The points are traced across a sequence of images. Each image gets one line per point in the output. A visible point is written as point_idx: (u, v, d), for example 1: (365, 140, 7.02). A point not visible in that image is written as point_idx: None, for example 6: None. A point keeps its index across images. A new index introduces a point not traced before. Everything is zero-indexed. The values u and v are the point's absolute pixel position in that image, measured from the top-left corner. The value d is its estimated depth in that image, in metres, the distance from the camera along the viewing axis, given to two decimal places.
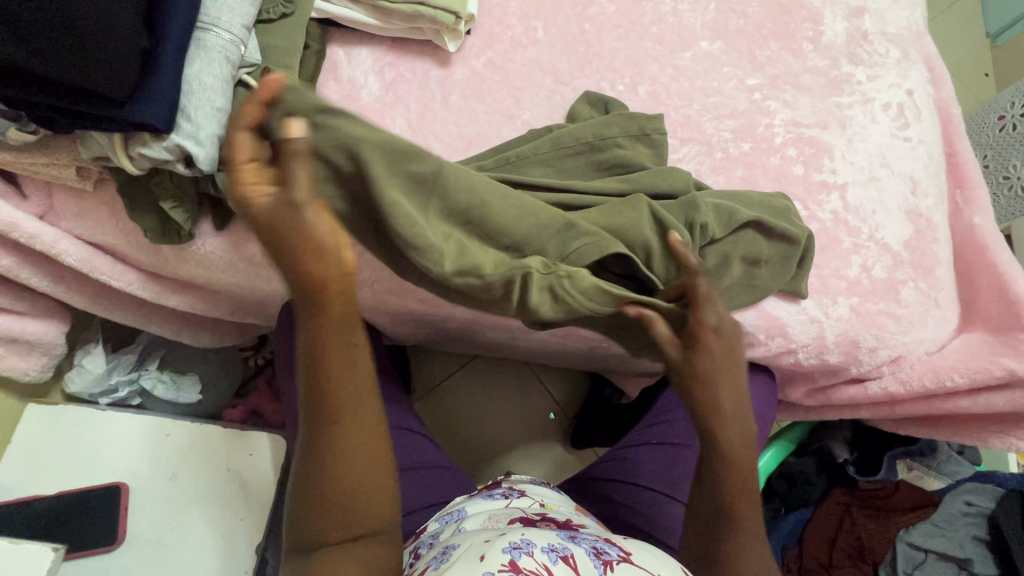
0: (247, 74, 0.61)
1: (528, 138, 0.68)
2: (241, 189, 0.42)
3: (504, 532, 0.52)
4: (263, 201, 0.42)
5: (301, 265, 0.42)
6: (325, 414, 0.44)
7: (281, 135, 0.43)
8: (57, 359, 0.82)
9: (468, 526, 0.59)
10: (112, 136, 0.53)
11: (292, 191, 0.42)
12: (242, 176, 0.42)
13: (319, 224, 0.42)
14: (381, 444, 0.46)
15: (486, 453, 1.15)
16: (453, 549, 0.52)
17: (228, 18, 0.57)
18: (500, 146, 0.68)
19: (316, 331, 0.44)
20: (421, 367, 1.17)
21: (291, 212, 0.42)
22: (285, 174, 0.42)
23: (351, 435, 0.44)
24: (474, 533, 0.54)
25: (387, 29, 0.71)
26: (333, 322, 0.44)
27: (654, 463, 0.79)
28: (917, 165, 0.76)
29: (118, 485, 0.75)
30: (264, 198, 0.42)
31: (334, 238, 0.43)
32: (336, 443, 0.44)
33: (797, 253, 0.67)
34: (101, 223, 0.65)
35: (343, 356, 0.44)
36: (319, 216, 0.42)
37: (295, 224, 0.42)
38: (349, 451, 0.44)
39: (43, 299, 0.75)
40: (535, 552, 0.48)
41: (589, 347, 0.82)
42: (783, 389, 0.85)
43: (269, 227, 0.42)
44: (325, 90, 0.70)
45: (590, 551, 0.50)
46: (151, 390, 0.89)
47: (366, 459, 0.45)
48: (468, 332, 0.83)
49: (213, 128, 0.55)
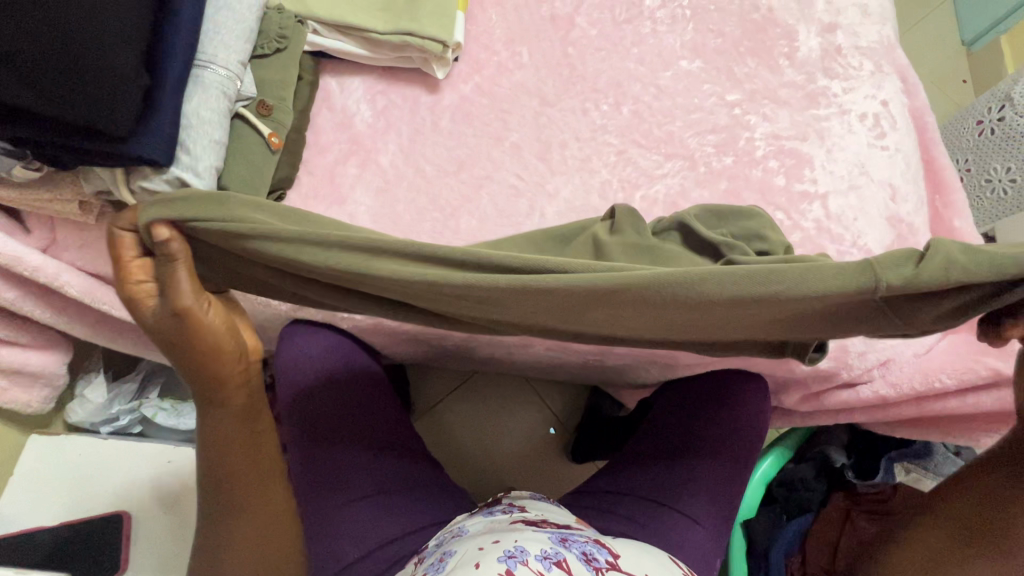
0: (243, 107, 0.63)
1: (301, 271, 0.46)
2: (130, 293, 0.51)
3: (498, 538, 0.54)
4: (204, 316, 0.52)
5: (200, 349, 0.54)
6: (234, 433, 0.61)
7: (149, 247, 0.47)
8: (59, 390, 0.83)
9: (468, 534, 0.60)
10: (113, 170, 0.56)
11: (193, 301, 0.51)
12: (126, 279, 0.50)
13: (213, 333, 0.53)
14: (280, 486, 0.66)
15: (484, 472, 1.16)
16: (448, 556, 0.54)
17: (225, 55, 0.59)
18: (608, 281, 0.41)
19: (214, 400, 0.59)
20: (419, 388, 1.19)
21: (203, 326, 0.52)
22: (166, 284, 0.49)
23: (258, 479, 0.64)
24: (470, 540, 0.56)
25: (376, 57, 0.74)
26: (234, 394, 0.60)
27: (651, 476, 0.79)
28: (896, 173, 0.78)
29: (122, 513, 0.75)
30: (218, 319, 0.53)
31: (224, 325, 0.54)
32: (244, 486, 0.63)
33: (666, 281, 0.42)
34: (102, 255, 0.66)
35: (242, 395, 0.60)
36: (207, 314, 0.52)
37: (190, 328, 0.52)
38: (251, 490, 0.63)
39: (46, 330, 0.77)
40: (530, 560, 0.49)
41: (584, 360, 0.83)
42: (777, 395, 0.86)
43: (166, 334, 0.53)
44: (318, 118, 0.72)
45: (580, 557, 0.52)
46: (153, 418, 0.89)
47: (272, 494, 0.65)
48: (465, 350, 0.84)
49: (212, 161, 0.58)
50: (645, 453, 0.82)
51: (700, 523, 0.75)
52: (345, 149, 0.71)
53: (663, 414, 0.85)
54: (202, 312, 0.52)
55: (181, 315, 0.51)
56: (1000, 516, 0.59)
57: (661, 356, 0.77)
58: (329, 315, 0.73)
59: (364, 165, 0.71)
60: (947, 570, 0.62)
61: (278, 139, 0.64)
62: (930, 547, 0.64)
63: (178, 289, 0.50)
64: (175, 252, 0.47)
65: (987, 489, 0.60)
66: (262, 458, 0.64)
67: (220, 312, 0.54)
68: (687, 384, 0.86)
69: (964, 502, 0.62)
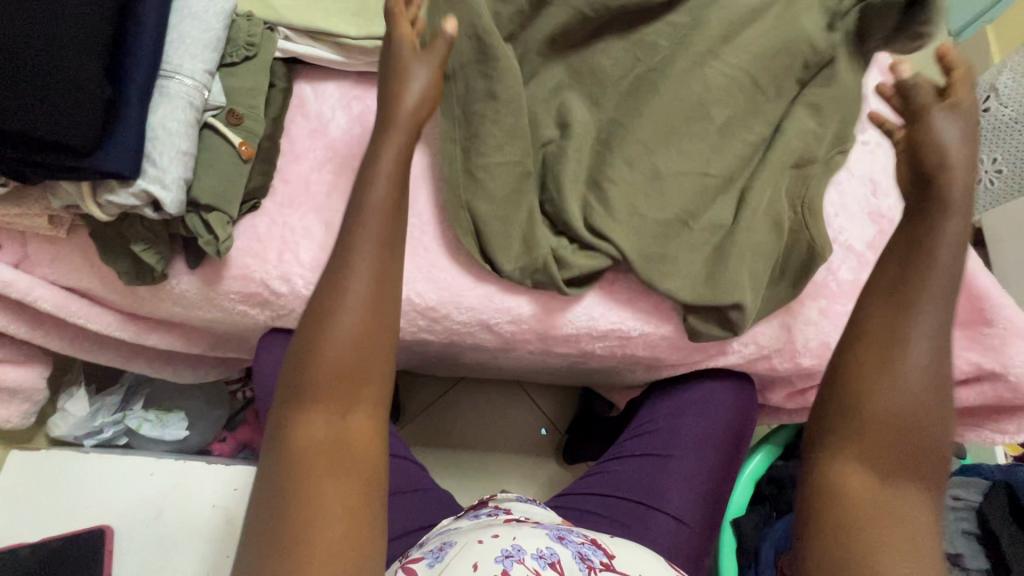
0: (212, 117, 0.62)
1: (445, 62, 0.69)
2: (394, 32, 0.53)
3: (495, 531, 0.53)
4: (420, 77, 0.53)
5: (391, 100, 0.52)
6: (359, 262, 0.47)
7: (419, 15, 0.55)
8: (39, 404, 0.82)
9: (462, 526, 0.60)
10: (79, 184, 0.55)
11: (434, 67, 0.54)
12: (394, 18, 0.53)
13: (418, 99, 0.52)
14: (369, 345, 0.46)
15: (474, 474, 1.16)
16: (448, 545, 0.54)
17: (190, 64, 0.58)
18: (606, 85, 0.74)
19: (346, 239, 0.47)
20: (409, 392, 1.19)
21: (410, 85, 0.52)
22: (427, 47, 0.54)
23: (349, 324, 0.46)
24: (470, 530, 0.56)
25: (351, 63, 0.73)
26: (372, 198, 0.48)
27: (639, 476, 0.78)
28: (877, 168, 0.78)
29: (101, 528, 0.75)
30: (427, 87, 0.53)
31: (428, 98, 0.53)
32: (331, 335, 0.45)
33: (625, 97, 0.74)
34: (75, 269, 0.66)
35: (375, 275, 0.47)
36: (422, 78, 0.53)
37: (401, 69, 0.53)
38: (335, 339, 0.45)
39: (23, 344, 0.76)
40: (526, 560, 0.49)
41: (568, 363, 0.82)
42: (764, 392, 0.86)
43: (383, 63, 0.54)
44: (293, 126, 0.72)
45: (576, 555, 0.51)
46: (138, 429, 0.89)
47: (360, 358, 0.46)
48: (449, 354, 0.83)
49: (179, 171, 0.56)
50: (634, 453, 0.80)
51: (687, 523, 0.74)
52: (320, 157, 0.70)
53: (653, 414, 0.83)
54: (423, 72, 0.53)
55: (399, 58, 0.53)
56: (897, 296, 0.47)
57: (644, 357, 0.76)
58: None
59: (340, 172, 0.70)
60: (884, 403, 0.45)
61: (248, 147, 0.63)
62: (868, 360, 0.46)
63: (433, 51, 0.54)
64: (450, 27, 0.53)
65: (897, 266, 0.48)
66: (377, 314, 0.47)
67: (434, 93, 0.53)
68: (678, 384, 0.84)
69: (862, 337, 0.47)
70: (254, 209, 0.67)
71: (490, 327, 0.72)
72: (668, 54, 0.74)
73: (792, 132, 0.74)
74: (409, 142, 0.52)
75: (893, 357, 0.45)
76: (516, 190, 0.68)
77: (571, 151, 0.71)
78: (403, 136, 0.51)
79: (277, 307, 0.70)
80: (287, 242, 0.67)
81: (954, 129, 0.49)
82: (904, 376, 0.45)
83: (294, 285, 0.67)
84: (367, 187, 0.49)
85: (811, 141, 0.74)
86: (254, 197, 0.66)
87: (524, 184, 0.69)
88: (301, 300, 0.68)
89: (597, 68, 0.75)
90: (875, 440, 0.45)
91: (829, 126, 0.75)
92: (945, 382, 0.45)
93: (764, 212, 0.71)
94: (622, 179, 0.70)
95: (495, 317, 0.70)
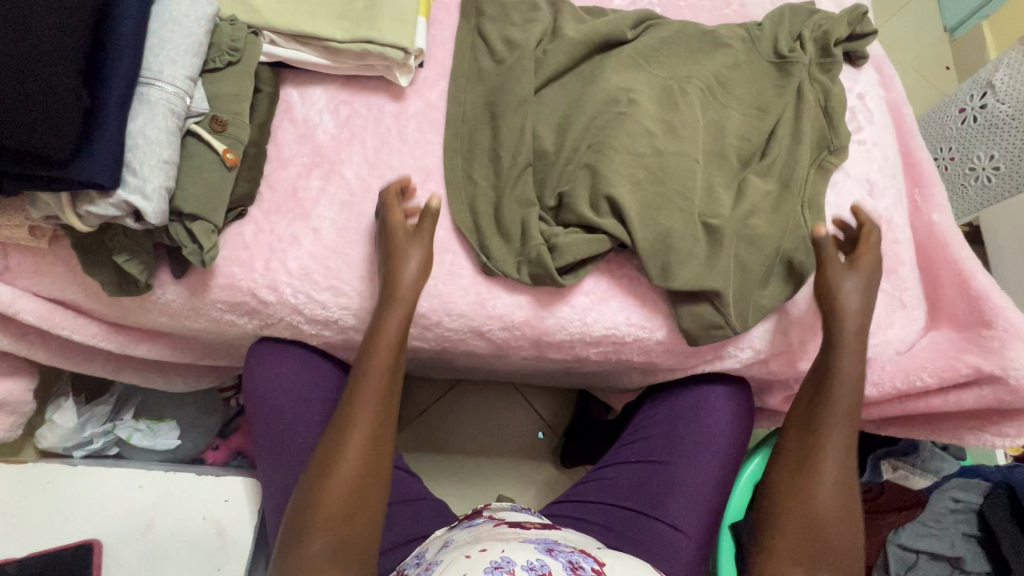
0: (195, 124, 0.61)
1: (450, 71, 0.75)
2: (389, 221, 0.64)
3: (484, 546, 0.52)
4: (411, 250, 0.63)
5: (390, 284, 0.62)
6: (373, 394, 0.59)
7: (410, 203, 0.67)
8: (26, 416, 0.81)
9: (453, 541, 0.59)
10: (58, 195, 0.54)
11: (423, 246, 0.64)
12: (393, 211, 0.64)
13: (413, 266, 0.63)
14: (381, 466, 0.57)
15: (469, 478, 1.15)
16: (436, 565, 0.53)
17: (171, 71, 0.57)
18: (599, 71, 0.76)
19: (366, 368, 0.60)
20: (405, 397, 1.18)
21: (405, 263, 0.63)
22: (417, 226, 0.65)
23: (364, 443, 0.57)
24: (456, 548, 0.55)
25: (339, 67, 0.72)
26: (389, 333, 0.61)
27: (635, 483, 0.77)
28: (873, 167, 0.77)
29: (89, 541, 0.74)
30: (417, 262, 0.63)
31: (421, 266, 0.63)
32: (351, 453, 0.56)
33: (621, 83, 0.75)
34: (59, 280, 0.64)
35: (372, 425, 0.58)
36: (413, 260, 0.63)
37: (398, 254, 0.63)
38: (351, 456, 0.56)
39: (8, 356, 0.75)
40: (515, 571, 0.48)
41: (563, 367, 0.81)
42: (761, 396, 0.85)
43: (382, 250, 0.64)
44: (280, 132, 0.70)
45: (567, 566, 0.50)
46: (128, 439, 0.88)
47: (371, 474, 0.57)
48: (442, 360, 0.82)
49: (161, 181, 0.55)
50: (630, 459, 0.79)
51: (685, 532, 0.73)
52: (308, 162, 0.69)
53: (652, 414, 0.83)
54: (412, 247, 0.63)
55: (394, 255, 0.63)
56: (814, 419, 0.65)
57: (640, 362, 0.75)
58: (296, 333, 0.71)
59: (328, 178, 0.69)
60: (810, 503, 0.61)
61: (233, 154, 0.61)
62: (795, 466, 0.64)
63: (422, 231, 0.65)
64: (435, 201, 0.65)
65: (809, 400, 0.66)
66: (382, 438, 0.58)
67: (424, 262, 0.64)
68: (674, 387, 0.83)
69: (790, 448, 0.65)
70: (241, 216, 0.66)
71: (483, 334, 0.71)
72: (653, 53, 0.79)
73: (779, 120, 0.76)
74: (407, 316, 0.62)
75: (808, 474, 0.63)
76: (518, 183, 0.70)
77: (566, 139, 0.72)
78: (399, 312, 0.62)
79: (265, 316, 0.68)
80: (274, 250, 0.65)
81: (854, 284, 0.67)
82: (818, 491, 0.62)
83: (282, 294, 0.66)
84: (369, 357, 0.60)
85: (801, 124, 0.76)
86: (240, 204, 0.65)
87: (525, 177, 0.70)
88: (290, 308, 0.67)
89: (588, 62, 0.77)
90: (799, 533, 0.60)
91: (818, 112, 0.77)
92: (851, 494, 0.62)
93: (758, 194, 0.71)
94: (621, 159, 0.69)
95: (488, 324, 0.69)
